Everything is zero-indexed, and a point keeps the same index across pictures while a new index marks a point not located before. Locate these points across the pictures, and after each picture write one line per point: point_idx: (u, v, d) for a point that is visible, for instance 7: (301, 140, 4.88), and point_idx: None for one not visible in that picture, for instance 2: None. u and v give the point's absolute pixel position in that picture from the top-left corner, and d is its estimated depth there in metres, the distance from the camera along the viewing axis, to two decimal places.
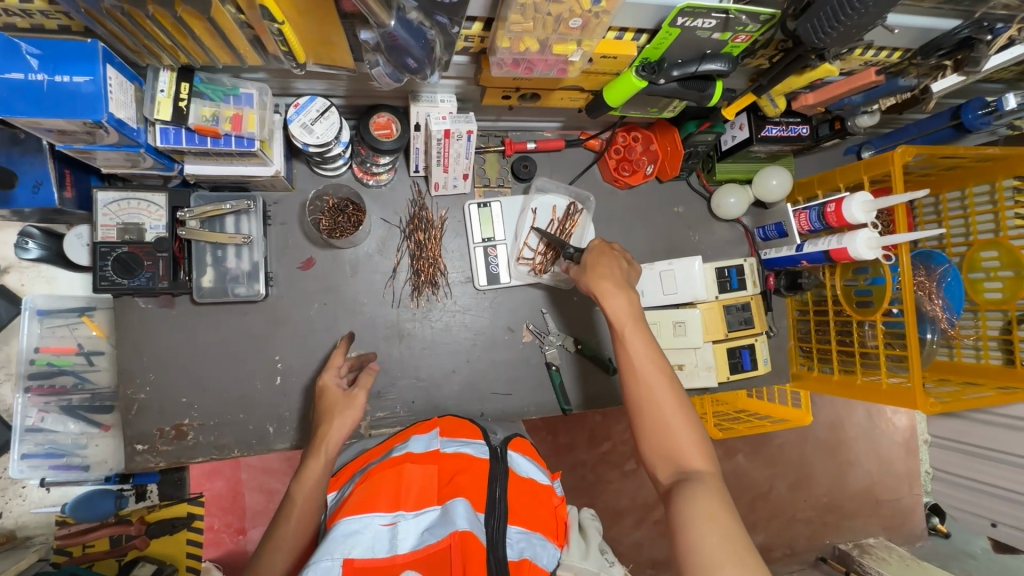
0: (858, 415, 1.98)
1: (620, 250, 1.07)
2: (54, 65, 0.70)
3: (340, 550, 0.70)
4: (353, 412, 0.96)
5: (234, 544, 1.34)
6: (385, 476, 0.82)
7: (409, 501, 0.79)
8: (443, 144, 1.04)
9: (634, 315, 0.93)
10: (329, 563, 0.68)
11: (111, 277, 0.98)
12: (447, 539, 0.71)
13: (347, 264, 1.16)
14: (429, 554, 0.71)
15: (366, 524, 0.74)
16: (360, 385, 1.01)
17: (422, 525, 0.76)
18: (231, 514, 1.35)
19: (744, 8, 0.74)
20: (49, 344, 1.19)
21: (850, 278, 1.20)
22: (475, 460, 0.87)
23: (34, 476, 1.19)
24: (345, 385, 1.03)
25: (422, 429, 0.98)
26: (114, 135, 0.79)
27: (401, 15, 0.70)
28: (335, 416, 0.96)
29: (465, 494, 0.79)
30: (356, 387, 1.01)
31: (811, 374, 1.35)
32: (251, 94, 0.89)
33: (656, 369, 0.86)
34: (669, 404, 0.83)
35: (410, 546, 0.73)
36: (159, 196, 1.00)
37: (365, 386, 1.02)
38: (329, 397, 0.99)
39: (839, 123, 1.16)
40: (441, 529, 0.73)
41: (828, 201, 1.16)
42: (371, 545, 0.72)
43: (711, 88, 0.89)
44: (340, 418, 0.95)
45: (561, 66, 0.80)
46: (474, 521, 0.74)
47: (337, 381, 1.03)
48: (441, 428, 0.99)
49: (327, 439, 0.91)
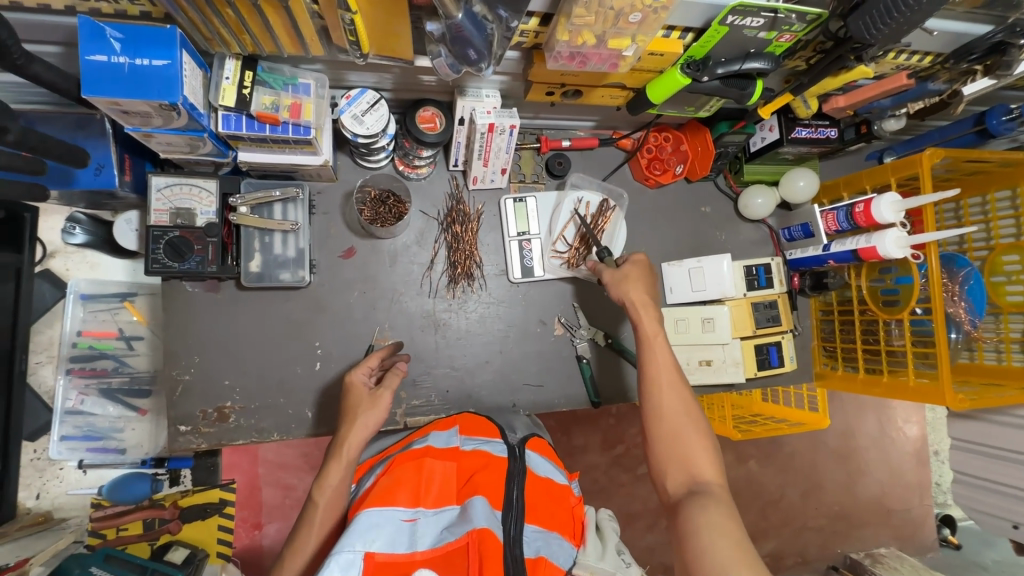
0: (870, 424, 1.98)
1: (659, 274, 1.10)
2: (135, 49, 0.74)
3: (362, 543, 0.72)
4: (378, 416, 0.94)
5: (249, 539, 1.33)
6: (406, 470, 0.84)
7: (429, 499, 0.82)
8: (486, 139, 1.07)
9: (661, 329, 0.99)
10: (351, 555, 0.71)
11: (162, 261, 1.00)
12: (465, 538, 0.73)
13: (386, 254, 1.19)
14: (445, 551, 0.73)
15: (387, 518, 0.76)
16: (386, 385, 0.98)
17: (441, 523, 0.78)
18: (246, 509, 1.34)
19: (794, 8, 0.77)
20: (91, 329, 1.23)
21: (876, 277, 1.23)
22: (493, 458, 0.88)
23: (72, 458, 1.23)
24: (371, 383, 1.01)
25: (440, 426, 0.98)
26: (184, 118, 0.83)
27: (468, 8, 0.73)
28: (358, 416, 0.94)
29: (483, 493, 0.80)
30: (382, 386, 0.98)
31: (834, 373, 1.37)
32: (309, 85, 0.92)
33: (677, 382, 0.92)
34: (688, 418, 0.88)
35: (428, 544, 0.75)
36: (210, 182, 1.02)
37: (392, 387, 0.98)
38: (358, 399, 0.96)
39: (865, 127, 1.19)
40: (459, 528, 0.75)
41: (856, 201, 1.19)
42: (391, 541, 0.74)
43: (751, 87, 0.92)
44: (364, 418, 0.93)
45: (613, 61, 0.84)
46: (491, 519, 0.75)
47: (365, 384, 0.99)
48: (460, 426, 0.99)
49: (344, 449, 0.90)
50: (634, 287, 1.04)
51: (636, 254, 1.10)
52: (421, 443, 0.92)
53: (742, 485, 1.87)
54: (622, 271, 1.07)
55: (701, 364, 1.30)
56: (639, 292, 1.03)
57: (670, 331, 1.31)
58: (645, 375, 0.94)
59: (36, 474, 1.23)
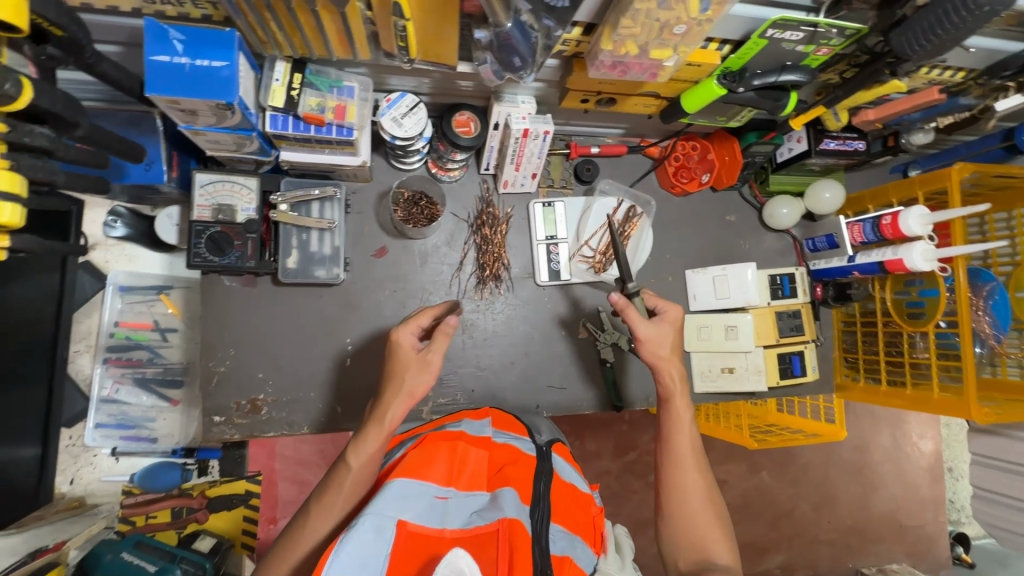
0: (884, 438, 1.97)
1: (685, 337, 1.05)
2: (196, 50, 0.77)
3: (395, 510, 0.71)
4: (426, 383, 0.86)
5: (263, 533, 1.34)
6: (440, 448, 0.84)
7: (462, 480, 0.81)
8: (519, 143, 1.08)
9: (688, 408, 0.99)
10: (385, 519, 0.69)
11: (203, 255, 1.02)
12: (496, 524, 0.72)
13: (417, 254, 1.21)
14: (476, 534, 0.72)
15: (420, 492, 0.76)
16: (435, 347, 0.88)
17: (472, 506, 0.78)
18: (264, 504, 1.36)
19: (835, 23, 0.78)
20: (127, 320, 1.28)
21: (901, 290, 1.22)
22: (524, 455, 0.89)
23: (105, 446, 1.27)
24: (419, 344, 0.91)
25: (473, 415, 0.99)
26: (236, 118, 0.85)
27: (516, 18, 0.76)
28: (403, 379, 0.86)
29: (513, 484, 0.80)
30: (430, 351, 0.88)
31: (856, 385, 1.37)
32: (353, 87, 0.95)
33: (699, 464, 0.95)
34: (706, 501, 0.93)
35: (459, 524, 0.74)
36: (251, 180, 1.05)
37: (441, 353, 0.88)
38: (404, 361, 0.87)
39: (893, 140, 1.19)
40: (490, 514, 0.74)
41: (884, 214, 1.19)
42: (423, 513, 0.73)
43: (785, 99, 0.94)
44: (411, 379, 0.86)
45: (653, 70, 0.86)
46: (522, 512, 0.75)
47: (413, 347, 0.89)
48: (493, 418, 1.00)
49: (386, 419, 0.83)
50: (669, 355, 1.00)
51: (674, 308, 1.03)
52: (455, 428, 0.92)
53: (754, 495, 1.87)
54: (657, 329, 1.00)
55: (723, 371, 1.31)
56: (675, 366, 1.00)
57: (693, 338, 1.32)
58: (668, 453, 0.96)
59: (71, 459, 1.27)
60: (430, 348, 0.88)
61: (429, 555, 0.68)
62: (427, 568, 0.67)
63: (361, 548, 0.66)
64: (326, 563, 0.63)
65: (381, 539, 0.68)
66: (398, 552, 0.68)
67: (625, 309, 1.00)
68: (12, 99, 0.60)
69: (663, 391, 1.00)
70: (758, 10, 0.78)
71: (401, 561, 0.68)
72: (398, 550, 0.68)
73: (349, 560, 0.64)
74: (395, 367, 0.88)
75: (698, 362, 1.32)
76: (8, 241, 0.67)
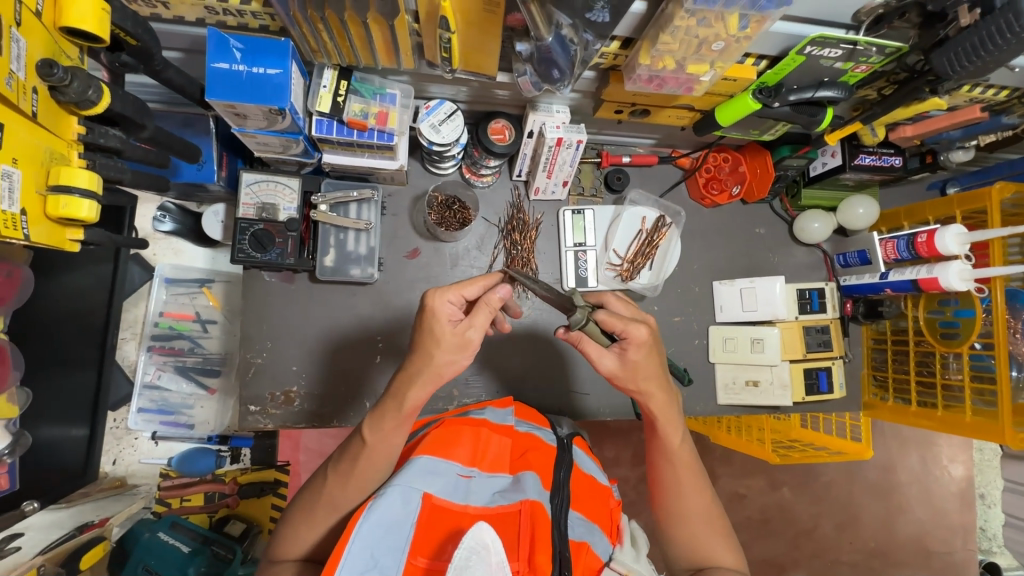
0: (912, 460, 1.92)
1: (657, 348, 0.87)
2: (253, 58, 0.81)
3: (421, 484, 0.74)
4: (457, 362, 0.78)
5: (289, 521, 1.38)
6: (463, 432, 0.86)
7: (485, 462, 0.83)
8: (553, 152, 1.10)
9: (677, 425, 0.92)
10: (411, 491, 0.72)
11: (246, 251, 1.07)
12: (517, 504, 0.74)
13: (448, 256, 1.25)
14: (498, 512, 0.74)
15: (445, 469, 0.78)
16: (479, 326, 0.76)
17: (495, 487, 0.79)
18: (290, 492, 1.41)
19: (874, 42, 0.78)
20: (172, 310, 1.34)
21: (934, 309, 1.20)
22: (545, 444, 0.90)
23: (146, 429, 1.34)
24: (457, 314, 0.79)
25: (497, 404, 1.02)
26: (287, 122, 0.90)
27: (557, 32, 0.78)
28: (432, 356, 0.76)
29: (535, 469, 0.82)
30: (471, 329, 0.76)
31: (884, 404, 1.34)
32: (395, 94, 0.99)
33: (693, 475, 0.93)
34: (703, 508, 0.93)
35: (482, 502, 0.76)
36: (294, 180, 1.10)
37: (483, 333, 0.77)
38: (439, 337, 0.76)
39: (931, 157, 1.18)
40: (513, 495, 0.76)
41: (919, 231, 1.17)
42: (447, 489, 0.76)
43: (822, 114, 0.94)
44: (439, 358, 0.76)
45: (688, 84, 0.88)
46: (543, 496, 0.77)
47: (450, 321, 0.77)
48: (515, 409, 1.02)
49: (405, 404, 0.78)
50: (645, 390, 0.86)
51: (638, 330, 0.81)
52: (479, 415, 0.94)
53: (773, 510, 1.84)
54: (622, 364, 0.83)
55: (748, 384, 1.30)
56: (660, 404, 0.88)
57: (718, 349, 1.32)
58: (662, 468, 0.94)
59: (115, 441, 1.34)
60: (471, 326, 0.76)
61: (451, 529, 0.71)
62: (449, 540, 0.69)
63: (389, 517, 0.69)
64: (353, 531, 0.66)
65: (407, 509, 0.71)
66: (423, 523, 0.70)
67: (580, 346, 0.83)
68: (93, 103, 0.67)
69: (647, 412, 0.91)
70: (797, 28, 0.79)
71: (425, 532, 0.70)
72: (423, 522, 0.71)
73: (377, 527, 0.68)
74: (426, 340, 0.77)
75: (722, 374, 1.32)
76: (83, 233, 0.73)
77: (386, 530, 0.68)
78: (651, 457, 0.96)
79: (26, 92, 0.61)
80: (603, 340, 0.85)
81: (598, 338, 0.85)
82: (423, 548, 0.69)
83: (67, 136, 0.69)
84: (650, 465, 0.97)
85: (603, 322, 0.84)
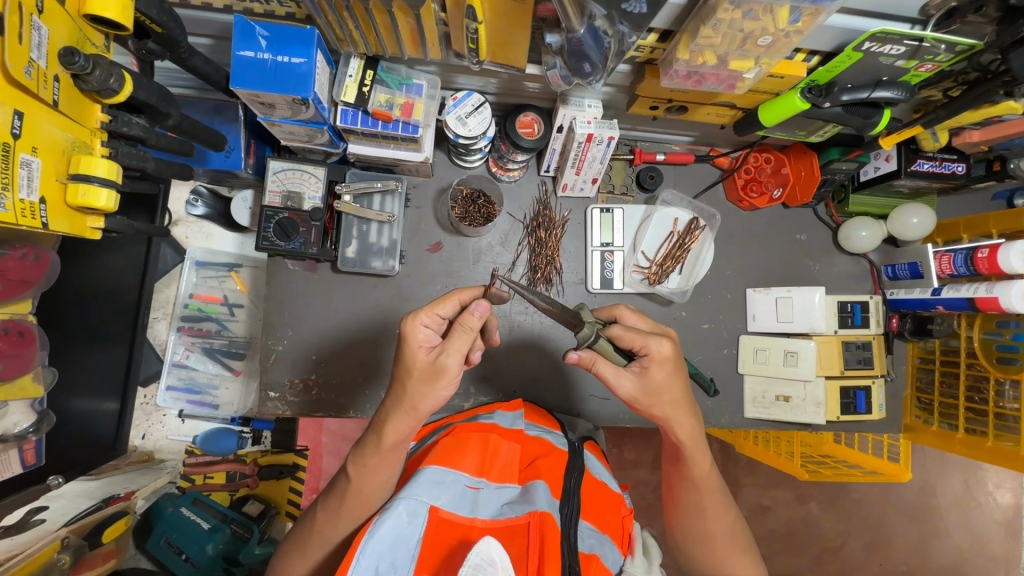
0: (955, 483, 1.80)
1: (683, 367, 0.80)
2: (279, 47, 0.81)
3: (428, 496, 0.72)
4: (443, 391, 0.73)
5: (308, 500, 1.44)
6: (471, 439, 0.83)
7: (494, 472, 0.80)
8: (582, 148, 1.05)
9: (703, 444, 0.86)
10: (417, 504, 0.70)
11: (271, 238, 1.07)
12: (526, 517, 0.70)
13: (471, 252, 1.22)
14: (507, 525, 0.71)
15: (452, 480, 0.75)
16: (455, 349, 0.72)
17: (503, 498, 0.76)
18: (311, 474, 1.46)
19: (943, 38, 0.70)
20: (201, 293, 1.40)
21: (991, 330, 1.09)
22: (555, 450, 0.88)
23: (174, 407, 1.41)
24: (434, 342, 0.75)
25: (506, 408, 1.00)
26: (311, 111, 0.88)
27: (590, 23, 0.73)
28: (408, 382, 0.74)
29: (544, 478, 0.79)
30: (445, 354, 0.72)
31: (927, 428, 1.24)
32: (422, 85, 0.96)
33: (712, 490, 0.90)
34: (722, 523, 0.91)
35: (490, 515, 0.73)
36: (318, 169, 1.09)
37: (460, 357, 0.72)
38: (411, 364, 0.73)
39: (998, 164, 1.07)
40: (521, 508, 0.73)
41: (980, 245, 1.06)
42: (455, 501, 0.73)
43: (877, 117, 0.85)
44: (412, 389, 0.73)
45: (730, 81, 0.82)
46: (553, 506, 0.73)
47: (424, 346, 0.74)
48: (525, 411, 1.00)
49: (380, 432, 0.77)
50: (670, 414, 0.81)
51: (660, 346, 0.76)
52: (488, 419, 0.93)
53: (799, 525, 1.76)
54: (642, 385, 0.78)
55: (778, 399, 1.24)
56: (689, 429, 0.83)
57: (747, 360, 1.26)
58: (684, 481, 0.90)
59: (145, 416, 1.42)
60: (445, 350, 0.72)
61: (460, 542, 0.69)
62: (456, 552, 0.68)
63: (394, 533, 0.67)
64: (358, 549, 0.64)
65: (413, 524, 0.69)
66: (429, 538, 0.68)
67: (596, 367, 0.77)
68: (114, 91, 0.69)
69: (673, 435, 0.84)
70: (857, 22, 0.71)
71: (431, 547, 0.68)
72: (429, 537, 0.69)
73: (382, 542, 0.66)
74: (401, 367, 0.75)
75: (750, 388, 1.25)
76: (103, 221, 0.75)
77: (391, 545, 0.66)
78: (671, 472, 0.92)
79: (47, 80, 0.64)
80: (620, 358, 0.80)
81: (614, 356, 0.79)
82: (429, 564, 0.66)
83: (91, 124, 0.72)
84: (674, 480, 0.93)
85: (619, 337, 0.79)
